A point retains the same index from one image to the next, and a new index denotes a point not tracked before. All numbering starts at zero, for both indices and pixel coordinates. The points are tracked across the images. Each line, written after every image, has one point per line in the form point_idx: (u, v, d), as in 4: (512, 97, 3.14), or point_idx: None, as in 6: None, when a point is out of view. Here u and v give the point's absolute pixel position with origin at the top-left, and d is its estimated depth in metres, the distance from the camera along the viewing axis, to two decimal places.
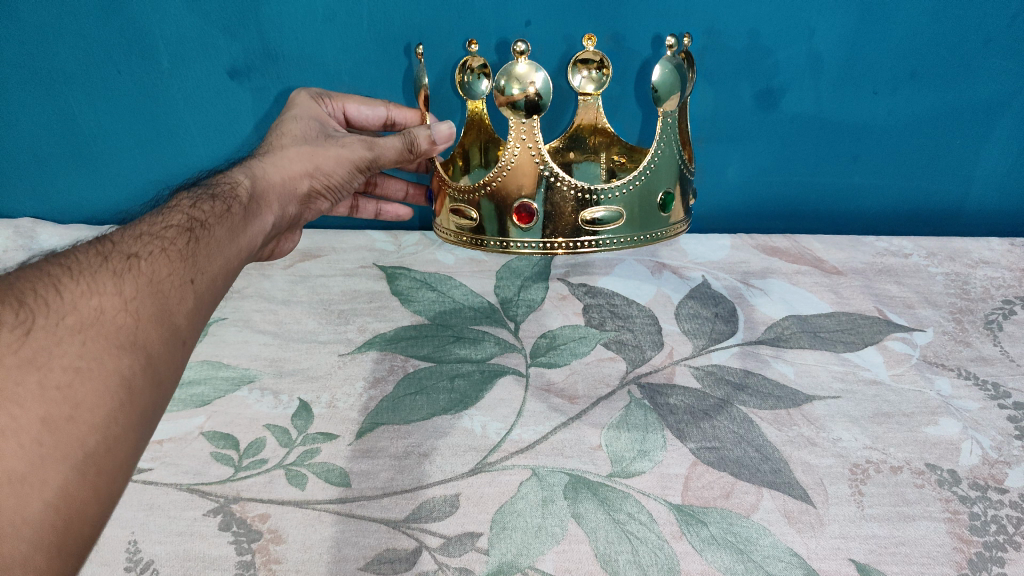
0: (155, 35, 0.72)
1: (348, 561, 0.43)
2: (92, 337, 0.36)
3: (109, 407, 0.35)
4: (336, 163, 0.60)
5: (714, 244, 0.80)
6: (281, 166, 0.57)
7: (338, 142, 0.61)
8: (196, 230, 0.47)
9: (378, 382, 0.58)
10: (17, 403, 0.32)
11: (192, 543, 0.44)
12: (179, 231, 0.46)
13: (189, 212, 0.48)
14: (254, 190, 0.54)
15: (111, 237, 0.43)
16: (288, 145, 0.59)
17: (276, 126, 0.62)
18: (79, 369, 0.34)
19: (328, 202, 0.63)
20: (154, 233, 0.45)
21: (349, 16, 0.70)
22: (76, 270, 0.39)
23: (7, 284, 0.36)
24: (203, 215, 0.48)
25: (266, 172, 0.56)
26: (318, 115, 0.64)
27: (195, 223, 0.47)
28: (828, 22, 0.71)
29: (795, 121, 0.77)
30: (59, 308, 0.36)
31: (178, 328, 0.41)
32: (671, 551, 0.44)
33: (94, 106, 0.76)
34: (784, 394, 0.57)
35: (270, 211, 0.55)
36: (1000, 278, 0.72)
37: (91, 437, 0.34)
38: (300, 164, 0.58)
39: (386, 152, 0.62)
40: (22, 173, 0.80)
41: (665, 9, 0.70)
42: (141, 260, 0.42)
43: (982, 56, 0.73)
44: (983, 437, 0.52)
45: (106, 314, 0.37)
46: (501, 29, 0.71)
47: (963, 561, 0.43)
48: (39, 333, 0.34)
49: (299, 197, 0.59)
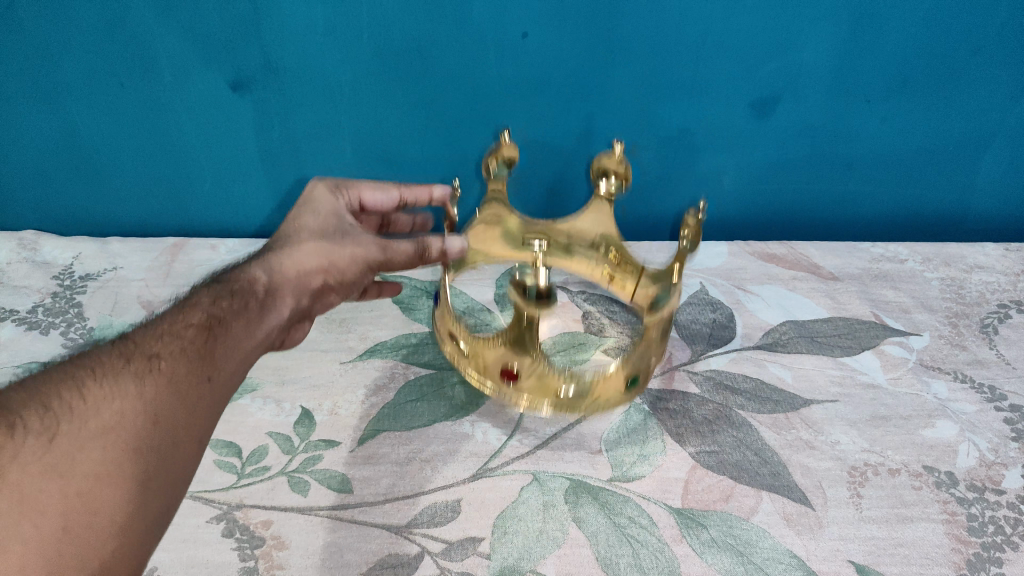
0: (156, 50, 0.68)
1: (350, 567, 0.44)
2: (113, 441, 0.35)
3: (127, 515, 0.34)
4: (357, 266, 0.52)
5: (712, 251, 0.78)
6: (297, 257, 0.50)
7: (353, 238, 0.52)
8: (217, 326, 0.44)
9: (380, 390, 0.59)
10: (39, 510, 0.32)
11: (196, 549, 0.45)
12: (200, 329, 0.43)
13: (208, 308, 0.45)
14: (273, 283, 0.49)
15: (134, 336, 0.42)
16: (302, 239, 0.52)
17: (290, 220, 0.55)
18: (93, 479, 0.33)
19: (340, 298, 0.55)
20: (175, 330, 0.43)
21: (346, 31, 0.66)
22: (98, 372, 0.38)
23: (30, 391, 0.36)
24: (224, 310, 0.46)
25: (281, 265, 0.50)
26: (337, 209, 0.56)
27: (215, 319, 0.45)
28: (820, 34, 0.68)
29: (789, 128, 0.74)
30: (83, 412, 0.35)
31: (195, 429, 0.39)
32: (672, 554, 0.45)
33: (97, 120, 0.73)
34: (783, 398, 0.58)
35: (287, 305, 0.49)
36: (995, 284, 0.72)
37: (108, 545, 0.33)
38: (314, 258, 0.51)
39: (397, 260, 0.52)
40: (23, 185, 0.77)
41: (663, 22, 0.66)
42: (162, 360, 0.40)
43: (974, 62, 0.70)
44: (980, 439, 0.54)
45: (127, 417, 0.36)
46: (500, 43, 0.67)
47: (962, 562, 0.45)
48: (62, 439, 0.34)
49: (312, 292, 0.51)
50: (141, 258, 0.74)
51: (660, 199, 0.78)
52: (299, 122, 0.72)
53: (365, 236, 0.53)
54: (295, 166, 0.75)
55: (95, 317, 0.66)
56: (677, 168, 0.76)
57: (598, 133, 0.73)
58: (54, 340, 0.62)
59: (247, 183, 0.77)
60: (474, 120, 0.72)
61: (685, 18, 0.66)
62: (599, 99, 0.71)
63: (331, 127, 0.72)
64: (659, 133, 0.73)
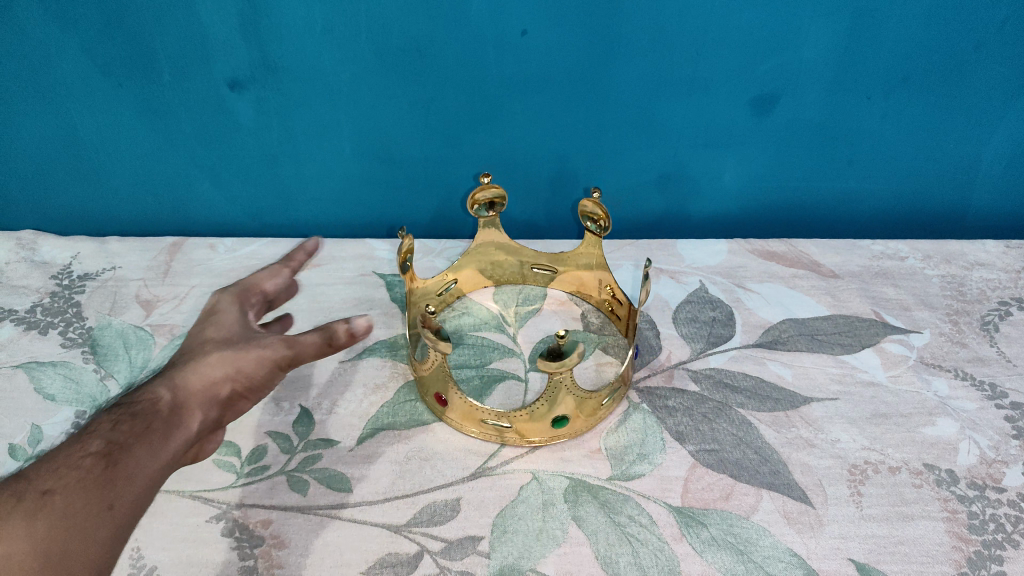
0: (154, 50, 0.67)
1: (350, 566, 0.45)
2: None
3: None
4: (265, 369, 0.46)
5: (710, 249, 0.76)
6: (200, 371, 0.45)
7: (258, 341, 0.47)
8: (117, 454, 0.38)
9: (379, 389, 0.58)
10: None
11: (196, 548, 0.46)
12: (98, 457, 0.37)
13: (107, 434, 0.39)
14: (179, 402, 0.43)
15: (20, 470, 0.36)
16: (209, 350, 0.47)
17: (187, 340, 0.49)
18: None
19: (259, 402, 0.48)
20: (69, 461, 0.37)
21: (346, 29, 0.66)
22: None
23: None
24: (123, 436, 0.39)
25: (187, 379, 0.44)
26: (236, 321, 0.50)
27: (114, 446, 0.38)
28: (819, 31, 0.67)
29: (788, 124, 0.74)
30: None
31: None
32: (672, 553, 0.46)
33: (94, 120, 0.72)
34: (783, 396, 0.57)
35: (197, 422, 0.43)
36: (997, 280, 0.71)
37: None
38: (217, 370, 0.45)
39: (306, 354, 0.46)
40: (20, 185, 0.77)
41: (662, 20, 0.66)
42: (57, 495, 0.34)
43: (975, 59, 0.70)
44: (981, 437, 0.54)
45: (14, 561, 0.32)
46: (500, 40, 0.67)
47: (962, 560, 0.46)
48: None
49: (223, 403, 0.45)
50: (139, 257, 0.74)
51: (664, 195, 0.79)
52: (297, 121, 0.72)
53: (273, 336, 0.47)
54: (293, 164, 0.75)
55: (95, 317, 0.66)
56: (678, 166, 0.76)
57: (599, 130, 0.73)
58: (53, 340, 0.63)
59: (246, 180, 0.76)
60: (473, 118, 0.72)
61: (684, 16, 0.65)
62: (599, 97, 0.71)
63: (329, 126, 0.72)
64: (661, 129, 0.73)
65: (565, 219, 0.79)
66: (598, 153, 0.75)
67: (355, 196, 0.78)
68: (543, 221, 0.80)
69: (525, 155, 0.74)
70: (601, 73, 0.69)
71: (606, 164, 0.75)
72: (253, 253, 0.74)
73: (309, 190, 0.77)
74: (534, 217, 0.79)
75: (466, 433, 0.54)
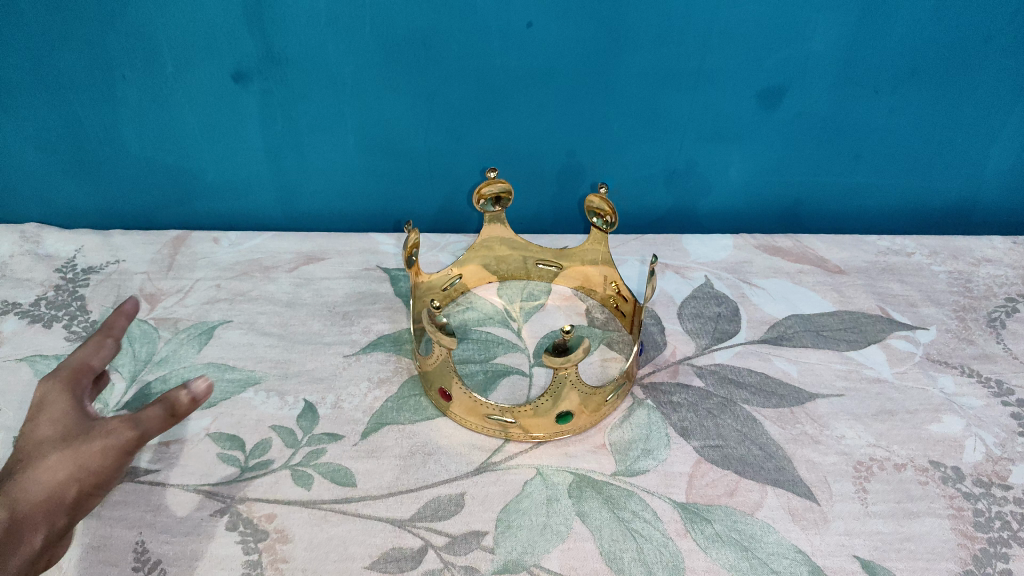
0: (159, 42, 0.67)
1: (354, 560, 0.45)
2: None
3: None
4: (110, 461, 0.40)
5: (716, 245, 0.76)
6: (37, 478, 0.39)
7: (97, 430, 0.40)
8: None
9: (383, 383, 0.58)
10: None
11: (200, 543, 0.47)
12: None
13: None
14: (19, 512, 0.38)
15: None
16: (38, 451, 0.40)
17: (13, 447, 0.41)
18: None
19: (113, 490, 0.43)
20: None
21: (350, 22, 0.65)
22: None
23: None
24: None
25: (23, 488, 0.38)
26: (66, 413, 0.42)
27: None
28: (826, 25, 0.67)
29: (794, 119, 0.73)
30: None
31: None
32: (676, 549, 0.46)
33: (98, 112, 0.72)
34: (788, 392, 0.57)
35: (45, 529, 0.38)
36: (1003, 276, 0.71)
37: None
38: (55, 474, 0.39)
39: (153, 432, 0.40)
40: (24, 177, 0.77)
41: (668, 12, 0.65)
42: None
43: (983, 54, 0.69)
44: (987, 434, 0.53)
45: None
46: (505, 33, 0.66)
47: (968, 557, 0.46)
48: None
49: (71, 508, 0.40)
50: (142, 250, 0.73)
51: (669, 190, 0.78)
52: (302, 114, 0.72)
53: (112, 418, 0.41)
54: (298, 157, 0.75)
55: (99, 310, 0.66)
56: (684, 160, 0.76)
57: (604, 124, 0.73)
58: (57, 334, 0.63)
59: (250, 173, 0.76)
60: (478, 111, 0.71)
61: (691, 9, 0.65)
62: (605, 90, 0.70)
63: (334, 119, 0.72)
64: (665, 123, 0.73)
65: (570, 213, 0.79)
66: (604, 147, 0.74)
67: (360, 189, 0.77)
68: (549, 216, 0.80)
69: (530, 149, 0.74)
70: (607, 66, 0.69)
71: (612, 158, 0.75)
72: (257, 247, 0.74)
73: (313, 183, 0.77)
74: (539, 212, 0.79)
75: (470, 428, 0.54)
